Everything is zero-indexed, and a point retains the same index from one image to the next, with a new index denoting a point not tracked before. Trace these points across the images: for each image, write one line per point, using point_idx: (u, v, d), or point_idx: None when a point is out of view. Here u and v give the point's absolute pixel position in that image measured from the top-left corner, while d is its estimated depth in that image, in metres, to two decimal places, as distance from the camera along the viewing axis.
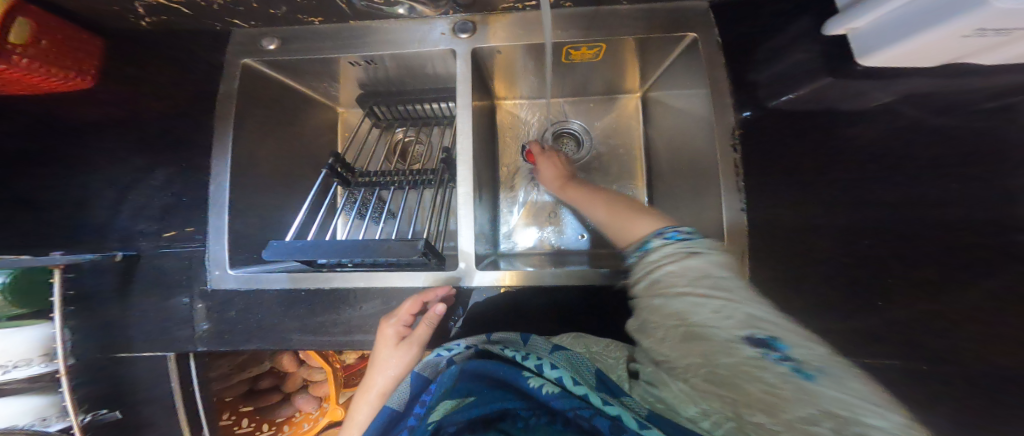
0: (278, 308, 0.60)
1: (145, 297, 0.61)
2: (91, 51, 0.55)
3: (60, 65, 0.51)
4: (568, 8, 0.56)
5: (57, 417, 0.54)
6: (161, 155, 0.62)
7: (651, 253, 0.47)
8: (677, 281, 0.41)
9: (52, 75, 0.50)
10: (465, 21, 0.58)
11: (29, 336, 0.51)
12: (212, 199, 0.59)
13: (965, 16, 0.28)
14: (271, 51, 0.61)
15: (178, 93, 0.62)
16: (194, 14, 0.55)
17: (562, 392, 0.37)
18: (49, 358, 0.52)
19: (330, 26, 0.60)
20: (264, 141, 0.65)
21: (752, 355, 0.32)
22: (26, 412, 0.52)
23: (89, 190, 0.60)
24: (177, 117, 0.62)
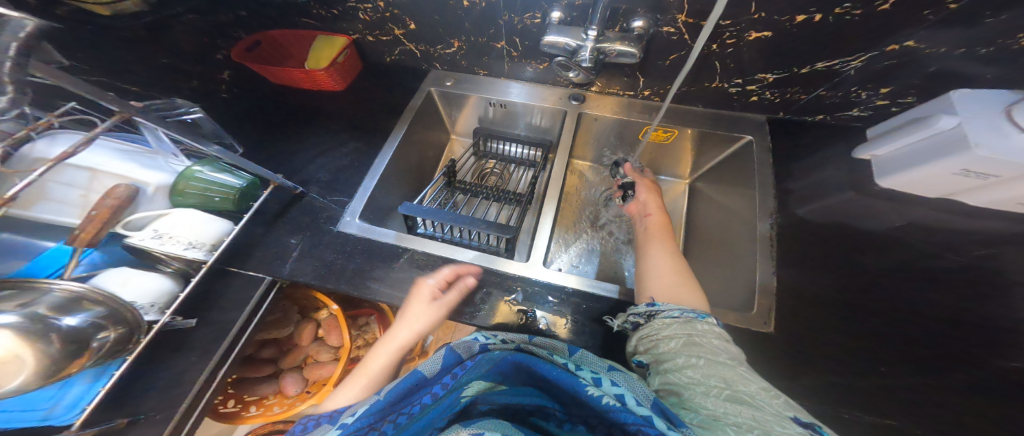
0: (377, 259, 0.64)
1: (278, 229, 0.65)
2: (356, 67, 0.80)
3: (342, 75, 0.77)
4: (654, 102, 0.77)
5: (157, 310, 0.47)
6: (340, 129, 0.76)
7: (699, 321, 0.48)
8: (722, 357, 0.43)
9: (334, 79, 0.76)
10: (579, 94, 0.80)
11: (214, 227, 0.54)
12: (370, 167, 0.72)
13: (949, 157, 0.43)
14: (446, 86, 0.82)
15: (371, 94, 0.80)
16: (419, 55, 0.79)
17: (625, 409, 0.35)
18: (210, 250, 0.53)
19: (490, 80, 0.82)
20: (414, 142, 0.81)
21: (803, 432, 0.32)
22: (151, 292, 0.47)
23: (278, 138, 0.72)
24: (361, 106, 0.79)
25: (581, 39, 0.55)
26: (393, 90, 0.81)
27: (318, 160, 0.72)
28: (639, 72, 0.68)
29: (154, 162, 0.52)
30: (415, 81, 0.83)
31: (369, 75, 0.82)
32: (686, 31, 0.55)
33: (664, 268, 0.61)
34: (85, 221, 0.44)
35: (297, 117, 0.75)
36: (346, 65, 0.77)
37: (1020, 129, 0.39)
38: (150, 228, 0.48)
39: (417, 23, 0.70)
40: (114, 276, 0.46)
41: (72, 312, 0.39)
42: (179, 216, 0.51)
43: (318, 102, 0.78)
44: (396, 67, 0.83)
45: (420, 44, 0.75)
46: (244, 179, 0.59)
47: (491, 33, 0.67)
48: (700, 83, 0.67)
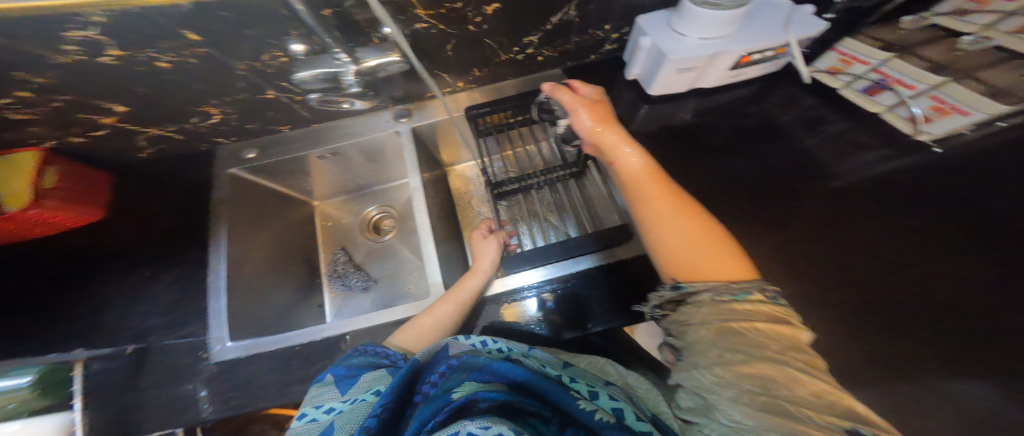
0: (276, 369, 0.55)
1: (153, 388, 0.55)
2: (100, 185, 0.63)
3: (83, 202, 0.59)
4: (473, 90, 0.77)
5: None
6: (167, 258, 0.65)
7: (733, 298, 0.41)
8: (766, 347, 0.37)
9: (78, 212, 0.59)
10: (403, 109, 0.76)
11: (51, 421, 0.52)
12: (211, 283, 0.61)
13: (665, 64, 0.53)
14: (249, 159, 0.71)
15: (181, 202, 0.68)
16: (186, 137, 0.67)
17: (620, 423, 0.38)
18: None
19: (298, 131, 0.74)
20: (263, 229, 0.71)
21: None
22: None
23: (101, 304, 0.61)
24: (173, 220, 0.67)
25: (341, 66, 0.53)
26: (197, 188, 0.69)
27: (160, 301, 0.62)
28: (434, 69, 0.66)
29: None
30: (204, 169, 0.70)
31: (159, 184, 0.68)
32: (438, 22, 0.54)
33: (680, 237, 0.46)
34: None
35: (110, 271, 0.63)
36: (78, 189, 0.59)
37: (683, 35, 0.51)
38: None
39: (138, 107, 0.58)
40: None
41: None
42: None
43: (120, 240, 0.64)
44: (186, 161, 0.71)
45: (164, 125, 0.62)
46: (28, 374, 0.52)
47: (244, 86, 0.59)
48: (490, 60, 0.67)
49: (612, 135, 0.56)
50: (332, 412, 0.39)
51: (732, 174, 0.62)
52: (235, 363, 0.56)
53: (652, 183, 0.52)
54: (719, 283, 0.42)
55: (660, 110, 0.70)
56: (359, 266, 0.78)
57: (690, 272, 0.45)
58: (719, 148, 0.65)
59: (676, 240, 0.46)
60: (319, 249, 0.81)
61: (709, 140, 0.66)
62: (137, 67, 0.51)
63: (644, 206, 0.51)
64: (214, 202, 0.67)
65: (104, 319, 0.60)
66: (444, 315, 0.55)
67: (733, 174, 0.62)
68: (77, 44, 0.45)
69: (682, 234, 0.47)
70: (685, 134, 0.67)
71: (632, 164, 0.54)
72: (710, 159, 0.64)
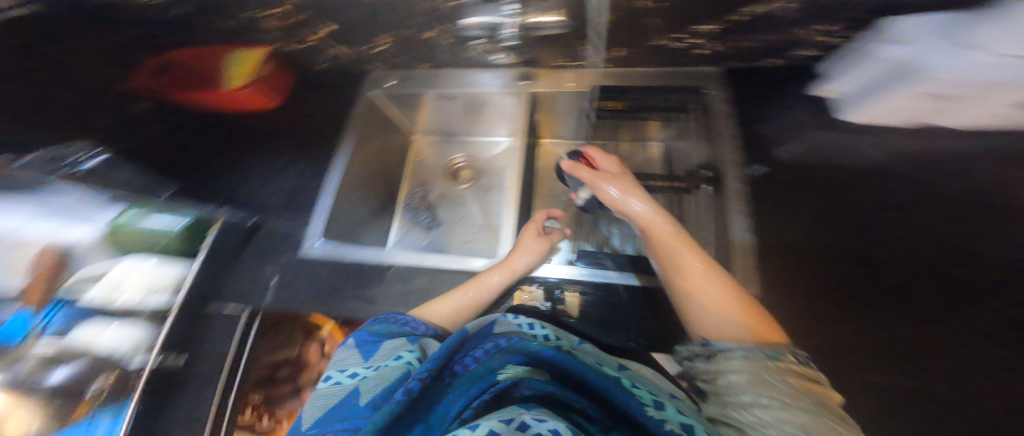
0: (345, 278, 0.58)
1: (252, 263, 0.62)
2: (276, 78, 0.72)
3: (266, 93, 0.71)
4: (605, 68, 0.67)
5: (140, 354, 0.48)
6: (293, 152, 0.72)
7: (766, 350, 0.39)
8: (801, 400, 0.33)
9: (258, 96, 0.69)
10: (525, 72, 0.72)
11: (171, 269, 0.53)
12: (322, 183, 0.68)
13: (923, 79, 0.48)
14: (388, 86, 0.76)
15: (318, 108, 0.75)
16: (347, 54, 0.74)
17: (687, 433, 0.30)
18: (173, 291, 0.52)
19: (430, 71, 0.76)
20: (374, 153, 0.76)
21: None
22: (127, 341, 0.47)
23: (231, 173, 0.69)
24: (307, 122, 0.74)
25: (501, 17, 0.64)
26: (330, 99, 0.76)
27: (278, 188, 0.69)
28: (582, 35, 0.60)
29: (75, 215, 0.49)
30: (348, 85, 0.76)
31: (305, 88, 0.75)
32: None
33: (700, 297, 0.46)
34: (29, 286, 0.43)
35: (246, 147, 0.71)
36: (268, 80, 0.71)
37: (967, 49, 0.45)
38: (99, 284, 0.47)
39: (337, 21, 0.68)
40: (90, 330, 0.46)
41: (60, 367, 0.43)
42: (127, 264, 0.49)
43: (264, 125, 0.73)
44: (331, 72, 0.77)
45: (347, 43, 0.71)
46: (184, 217, 0.57)
47: (415, 21, 0.62)
48: (650, 40, 0.60)
49: (631, 200, 0.56)
50: (356, 378, 0.38)
51: (905, 252, 0.50)
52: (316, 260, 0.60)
53: (665, 243, 0.51)
54: (743, 345, 0.40)
55: (820, 139, 0.58)
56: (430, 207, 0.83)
57: (716, 329, 0.44)
58: (905, 214, 0.51)
59: (701, 303, 0.46)
60: (401, 182, 0.87)
61: (892, 201, 0.52)
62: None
63: (670, 265, 0.50)
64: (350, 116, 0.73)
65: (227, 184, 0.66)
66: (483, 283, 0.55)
67: (907, 253, 0.50)
68: None
69: (707, 297, 0.45)
70: (857, 185, 0.54)
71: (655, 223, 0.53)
72: (879, 226, 0.52)
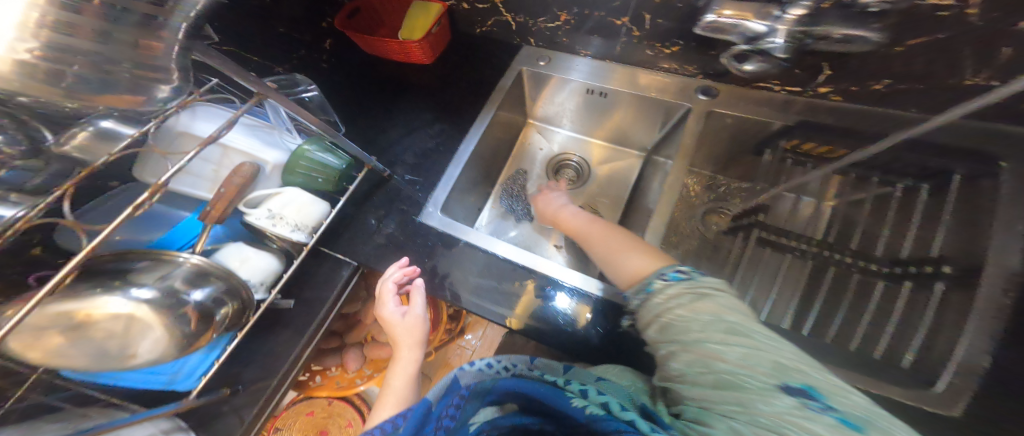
0: (460, 260, 0.57)
1: (373, 212, 0.62)
2: (444, 39, 0.72)
3: (431, 51, 0.71)
4: (832, 101, 0.53)
5: (265, 288, 0.47)
6: (437, 111, 0.70)
7: (654, 296, 0.42)
8: (691, 326, 0.37)
9: (423, 52, 0.70)
10: (712, 87, 0.60)
11: (315, 209, 0.51)
12: (456, 152, 0.65)
13: None
14: (541, 65, 0.71)
15: (471, 74, 0.73)
16: (516, 29, 0.70)
17: (608, 414, 0.29)
18: (311, 233, 0.51)
19: (591, 61, 0.69)
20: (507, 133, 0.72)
21: (791, 403, 0.26)
22: (261, 271, 0.47)
23: (381, 117, 0.70)
24: (456, 86, 0.72)
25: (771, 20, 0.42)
26: (485, 69, 0.73)
27: (415, 143, 0.67)
28: (831, 60, 0.48)
29: (272, 138, 0.51)
30: (507, 57, 0.73)
31: (466, 53, 0.75)
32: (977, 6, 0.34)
33: (609, 264, 0.53)
34: (215, 196, 0.42)
35: (399, 95, 0.72)
36: (437, 40, 0.71)
37: None
38: (264, 207, 0.46)
39: None
40: (233, 252, 0.46)
41: (200, 286, 0.37)
42: (289, 195, 0.48)
43: (420, 80, 0.73)
44: (494, 42, 0.75)
45: (521, 14, 0.66)
46: (344, 161, 0.56)
47: (616, 6, 0.55)
48: (936, 79, 0.42)
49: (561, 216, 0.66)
50: None
51: None
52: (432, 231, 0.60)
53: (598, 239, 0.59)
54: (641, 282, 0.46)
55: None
56: (528, 198, 0.79)
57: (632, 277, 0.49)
58: None
59: (605, 261, 0.54)
60: (506, 160, 0.82)
61: None
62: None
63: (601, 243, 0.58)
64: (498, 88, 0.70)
65: (375, 128, 0.68)
66: (406, 364, 0.55)
67: None
68: None
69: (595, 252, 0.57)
70: None
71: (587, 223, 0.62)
72: None
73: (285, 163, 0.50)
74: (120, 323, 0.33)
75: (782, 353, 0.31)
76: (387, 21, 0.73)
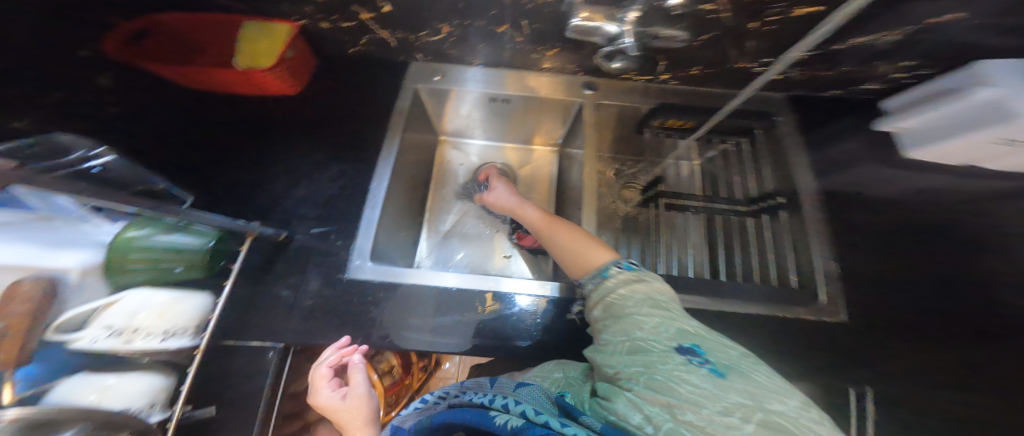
0: (405, 306, 0.52)
1: (281, 286, 0.51)
2: (306, 66, 0.62)
3: (291, 79, 0.60)
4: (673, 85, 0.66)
5: (161, 406, 0.36)
6: (329, 148, 0.61)
7: (607, 279, 0.46)
8: (627, 302, 0.41)
9: (281, 81, 0.58)
10: (591, 82, 0.67)
11: (191, 305, 0.39)
12: (369, 192, 0.58)
13: (993, 129, 0.43)
14: (435, 81, 0.68)
15: (357, 100, 0.65)
16: (397, 46, 0.65)
17: (526, 424, 0.31)
18: (197, 331, 0.39)
19: (482, 70, 0.69)
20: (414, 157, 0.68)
21: (680, 361, 0.32)
22: (142, 394, 0.34)
23: (257, 169, 0.57)
24: (342, 116, 0.63)
25: (619, 24, 0.49)
26: (374, 94, 0.66)
27: (313, 191, 0.58)
28: (665, 55, 0.58)
29: (60, 234, 0.31)
30: (394, 77, 0.68)
31: (344, 77, 0.66)
32: (729, 8, 0.47)
33: (558, 247, 0.55)
34: (1, 338, 0.26)
35: (273, 138, 0.60)
36: (297, 66, 0.60)
37: None
38: (100, 323, 0.32)
39: (392, 5, 0.56)
40: (80, 385, 0.31)
41: (56, 433, 0.26)
42: (133, 299, 0.34)
43: (295, 116, 0.62)
44: (374, 62, 0.68)
45: (398, 30, 0.61)
46: (209, 236, 0.45)
47: (493, 15, 0.55)
48: (725, 64, 0.58)
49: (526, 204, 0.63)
50: None
51: None
52: (365, 286, 0.52)
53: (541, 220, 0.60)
54: (592, 276, 0.49)
55: (880, 174, 0.55)
56: (459, 215, 0.77)
57: (583, 266, 0.51)
58: None
59: (560, 247, 0.55)
60: (429, 185, 0.78)
61: None
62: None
63: (548, 231, 0.58)
64: (395, 112, 0.65)
65: (254, 185, 0.56)
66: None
67: None
68: None
69: (555, 241, 0.56)
70: None
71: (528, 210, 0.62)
72: None
73: (112, 261, 0.35)
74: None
75: (684, 321, 0.38)
76: (207, 42, 0.56)
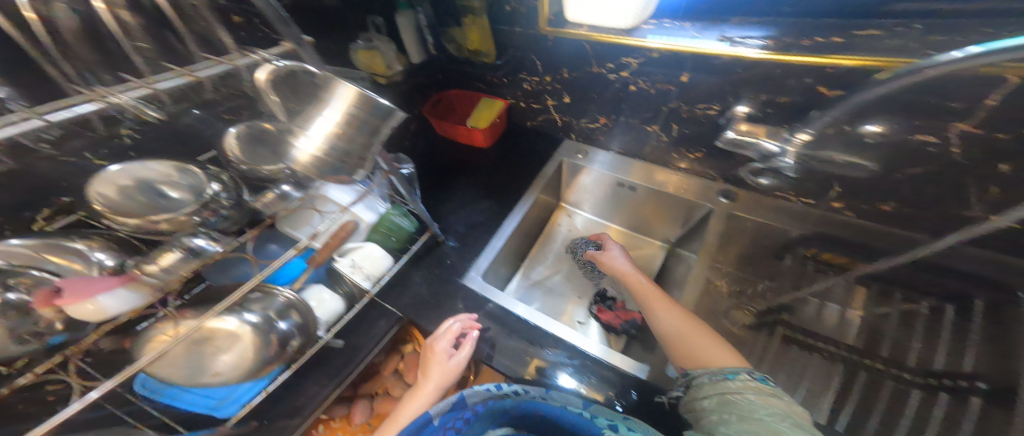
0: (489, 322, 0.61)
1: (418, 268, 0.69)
2: (499, 129, 0.86)
3: (487, 135, 0.84)
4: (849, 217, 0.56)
5: (326, 328, 0.52)
6: (489, 188, 0.81)
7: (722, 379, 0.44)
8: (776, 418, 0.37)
9: (482, 136, 0.83)
10: (731, 191, 0.67)
11: (384, 263, 0.60)
12: (500, 226, 0.74)
13: None
14: (580, 158, 0.83)
15: (520, 160, 0.86)
16: (563, 128, 0.85)
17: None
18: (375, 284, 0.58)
19: (623, 158, 0.80)
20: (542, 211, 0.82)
21: None
22: (329, 311, 0.53)
23: (443, 189, 0.82)
24: (507, 167, 0.85)
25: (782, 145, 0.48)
26: (530, 158, 0.86)
27: (468, 214, 0.77)
28: (839, 181, 0.53)
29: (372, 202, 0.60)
30: (552, 150, 0.87)
31: (519, 143, 0.89)
32: (955, 142, 0.40)
33: (660, 326, 0.54)
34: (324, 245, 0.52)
35: (458, 171, 0.84)
36: (495, 129, 0.85)
37: None
38: (348, 257, 0.56)
39: (572, 98, 0.75)
40: (314, 292, 0.54)
41: (285, 318, 0.46)
42: (368, 248, 0.58)
43: (477, 160, 0.86)
44: (543, 137, 0.90)
45: (568, 116, 0.80)
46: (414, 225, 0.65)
47: (647, 116, 0.67)
48: (939, 208, 0.47)
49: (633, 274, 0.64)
50: None
51: None
52: (470, 293, 0.64)
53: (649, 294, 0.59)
54: (709, 369, 0.46)
55: None
56: (555, 272, 0.85)
57: (682, 354, 0.50)
58: None
59: (675, 333, 0.52)
60: (537, 238, 0.90)
61: None
62: (612, 77, 0.65)
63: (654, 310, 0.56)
64: (543, 173, 0.82)
65: (437, 199, 0.80)
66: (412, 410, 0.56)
67: None
68: (617, 62, 0.62)
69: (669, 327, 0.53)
70: None
71: (639, 283, 0.62)
72: None
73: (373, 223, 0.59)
74: (228, 340, 0.44)
75: None
76: (462, 108, 0.88)
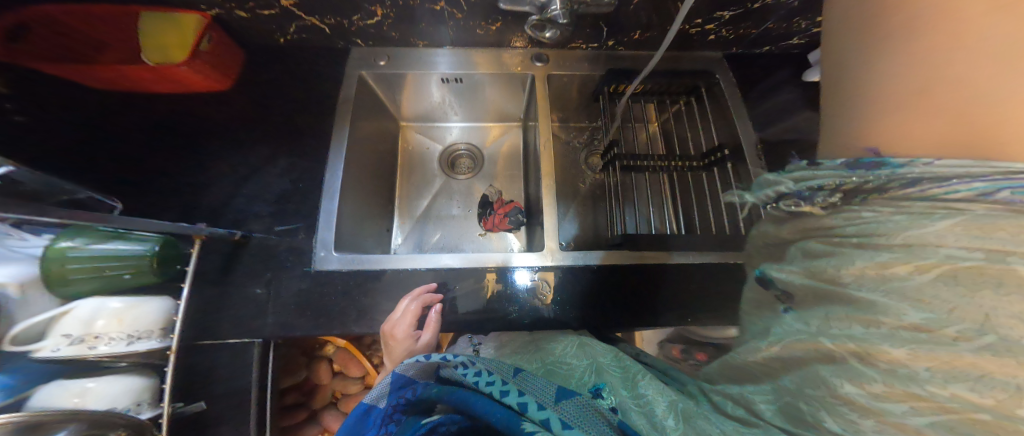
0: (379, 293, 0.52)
1: (243, 283, 0.51)
2: (233, 58, 0.58)
3: (218, 70, 0.56)
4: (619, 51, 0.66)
5: (151, 405, 0.39)
6: (281, 143, 0.59)
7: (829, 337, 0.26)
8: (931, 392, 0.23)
9: (205, 76, 0.54)
10: (540, 53, 0.67)
11: (151, 308, 0.38)
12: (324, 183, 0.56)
13: None
14: (381, 66, 0.66)
15: (298, 88, 0.62)
16: (331, 33, 0.61)
17: None
18: (167, 333, 0.40)
19: (426, 51, 0.67)
20: (367, 146, 0.67)
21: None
22: (126, 393, 0.37)
23: (210, 175, 0.55)
24: (280, 105, 0.61)
25: None
26: (317, 84, 0.63)
27: (268, 191, 0.56)
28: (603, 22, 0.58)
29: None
30: (336, 64, 0.65)
31: (279, 66, 0.63)
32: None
33: (934, 110, 0.26)
34: None
35: (214, 137, 0.57)
36: (218, 56, 0.55)
37: None
38: (56, 333, 0.33)
39: None
40: (59, 391, 0.34)
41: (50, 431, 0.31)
42: (86, 305, 0.34)
43: (235, 110, 0.59)
44: (308, 52, 0.64)
45: (326, 15, 0.57)
46: (150, 240, 0.40)
47: None
48: (664, 26, 0.58)
49: None
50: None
51: None
52: (334, 278, 0.51)
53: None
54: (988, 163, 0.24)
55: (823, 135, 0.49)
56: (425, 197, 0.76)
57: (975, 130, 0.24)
58: None
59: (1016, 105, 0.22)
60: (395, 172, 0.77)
61: None
62: None
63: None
64: (340, 100, 0.63)
65: (213, 191, 0.55)
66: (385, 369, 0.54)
67: None
68: None
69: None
70: None
71: None
72: None
73: (49, 274, 0.34)
74: None
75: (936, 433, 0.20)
76: (115, 40, 0.50)
